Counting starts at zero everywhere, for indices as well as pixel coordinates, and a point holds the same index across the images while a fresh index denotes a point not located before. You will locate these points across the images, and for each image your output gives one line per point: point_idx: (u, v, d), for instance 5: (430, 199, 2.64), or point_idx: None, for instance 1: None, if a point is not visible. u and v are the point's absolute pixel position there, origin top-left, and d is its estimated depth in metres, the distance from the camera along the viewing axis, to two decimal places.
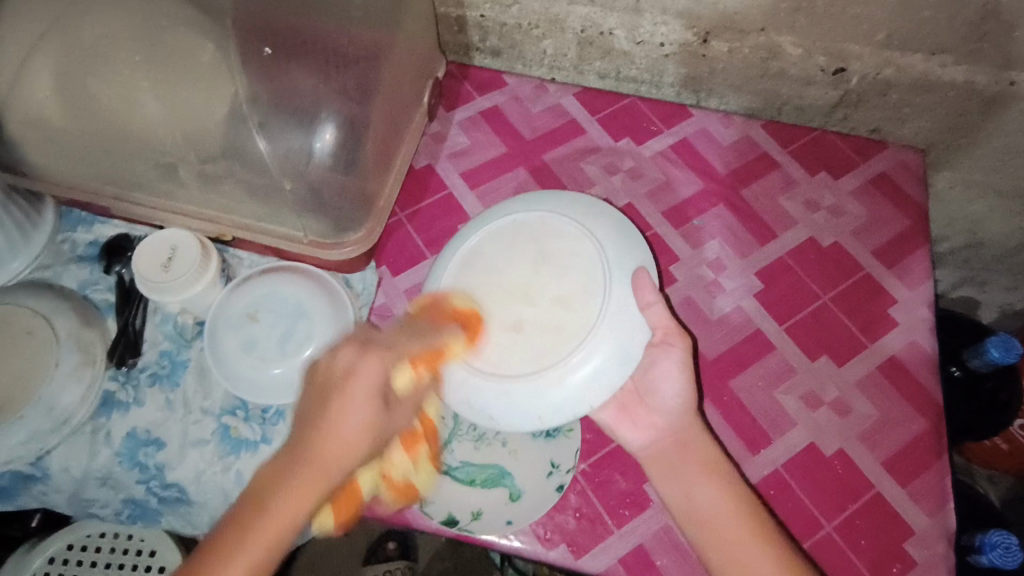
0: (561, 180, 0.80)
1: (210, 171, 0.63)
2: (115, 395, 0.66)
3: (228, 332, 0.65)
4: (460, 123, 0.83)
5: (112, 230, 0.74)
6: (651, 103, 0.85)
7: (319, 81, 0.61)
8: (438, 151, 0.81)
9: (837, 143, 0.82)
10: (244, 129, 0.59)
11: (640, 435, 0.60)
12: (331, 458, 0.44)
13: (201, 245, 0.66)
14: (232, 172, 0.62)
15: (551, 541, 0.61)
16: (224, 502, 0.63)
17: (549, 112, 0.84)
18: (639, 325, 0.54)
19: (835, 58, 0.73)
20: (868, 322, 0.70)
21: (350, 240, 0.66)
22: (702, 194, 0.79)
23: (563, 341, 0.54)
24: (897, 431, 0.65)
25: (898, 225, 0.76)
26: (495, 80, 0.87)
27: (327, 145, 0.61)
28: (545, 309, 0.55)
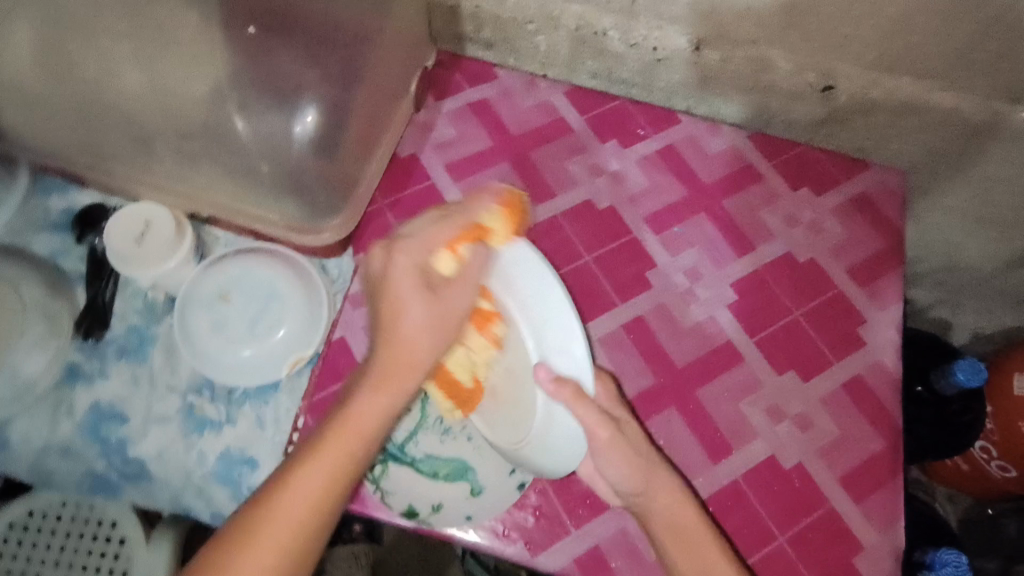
0: (545, 178, 0.79)
1: (188, 148, 0.63)
2: (81, 367, 0.67)
3: (197, 310, 0.66)
4: (448, 113, 0.83)
5: (85, 198, 0.74)
6: (640, 107, 0.85)
7: (305, 64, 0.63)
8: (424, 141, 0.81)
9: (821, 160, 0.82)
10: (225, 111, 0.62)
11: (630, 497, 0.56)
12: (368, 412, 0.49)
13: (175, 221, 0.65)
14: (209, 151, 0.63)
15: (509, 537, 0.61)
16: (184, 482, 0.64)
17: (538, 109, 0.84)
18: (578, 441, 0.58)
19: (824, 75, 0.73)
20: (836, 340, 0.71)
21: (327, 227, 0.66)
22: (684, 202, 0.79)
23: (521, 410, 0.60)
24: (855, 449, 0.66)
25: (874, 246, 0.77)
26: (487, 73, 0.86)
27: (308, 128, 0.63)
28: (510, 406, 0.62)
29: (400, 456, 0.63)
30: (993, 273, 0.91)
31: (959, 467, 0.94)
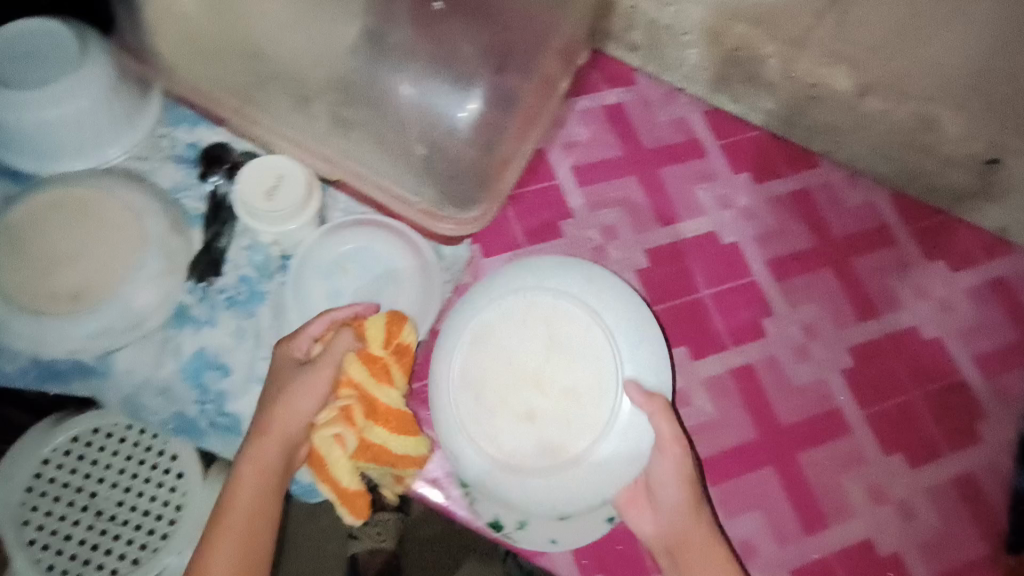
0: (672, 201, 0.77)
1: (347, 115, 0.67)
2: (190, 310, 0.67)
3: (313, 278, 0.66)
4: (581, 113, 0.79)
5: (215, 136, 0.72)
6: (779, 142, 0.80)
7: (472, 41, 0.66)
8: (553, 138, 0.78)
9: (960, 233, 0.77)
10: (396, 80, 0.66)
11: (645, 524, 0.60)
12: (262, 463, 0.55)
13: (308, 180, 0.65)
14: (367, 121, 0.67)
15: (589, 562, 0.65)
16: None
17: (673, 124, 0.80)
18: (647, 431, 0.57)
19: (994, 147, 0.67)
20: (953, 431, 0.69)
21: (458, 220, 0.66)
22: (812, 253, 0.75)
23: (584, 427, 0.56)
24: (953, 547, 0.66)
25: (1005, 336, 0.73)
26: (625, 76, 0.82)
27: (469, 115, 0.66)
28: (554, 401, 0.57)
29: None
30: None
31: None
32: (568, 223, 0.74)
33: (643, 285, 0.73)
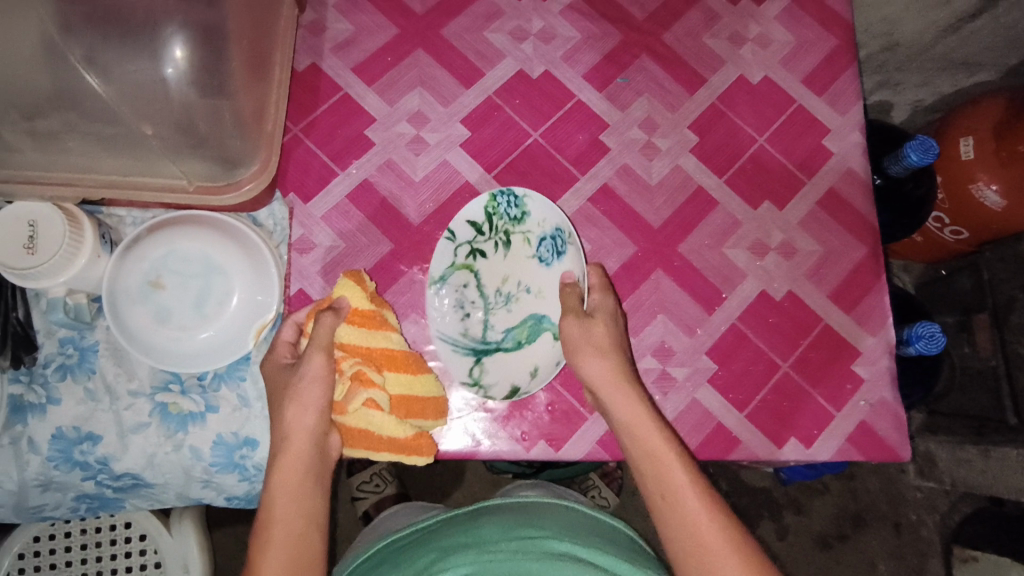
0: (363, 105, 0.69)
1: (43, 127, 0.47)
2: (24, 399, 0.58)
3: (132, 306, 0.58)
4: (336, 6, 0.72)
5: None
6: (411, 18, 0.72)
7: None
8: (321, 46, 0.71)
9: (771, 91, 0.75)
10: (67, 68, 0.46)
11: (579, 449, 0.63)
12: (298, 424, 0.50)
13: (68, 213, 0.55)
14: (71, 125, 0.48)
15: (530, 440, 0.63)
16: (186, 478, 0.60)
17: (339, 51, 0.71)
18: (189, 357, 0.59)
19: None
20: (794, 150, 0.74)
21: (246, 177, 0.56)
22: (622, 46, 0.74)
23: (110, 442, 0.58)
24: (841, 261, 0.71)
25: (838, 140, 0.74)
26: (319, 26, 0.71)
27: (181, 68, 0.49)
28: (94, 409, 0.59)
29: (485, 346, 0.63)
30: (932, 42, 1.01)
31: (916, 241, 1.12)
32: (375, 128, 0.69)
33: (472, 155, 0.69)
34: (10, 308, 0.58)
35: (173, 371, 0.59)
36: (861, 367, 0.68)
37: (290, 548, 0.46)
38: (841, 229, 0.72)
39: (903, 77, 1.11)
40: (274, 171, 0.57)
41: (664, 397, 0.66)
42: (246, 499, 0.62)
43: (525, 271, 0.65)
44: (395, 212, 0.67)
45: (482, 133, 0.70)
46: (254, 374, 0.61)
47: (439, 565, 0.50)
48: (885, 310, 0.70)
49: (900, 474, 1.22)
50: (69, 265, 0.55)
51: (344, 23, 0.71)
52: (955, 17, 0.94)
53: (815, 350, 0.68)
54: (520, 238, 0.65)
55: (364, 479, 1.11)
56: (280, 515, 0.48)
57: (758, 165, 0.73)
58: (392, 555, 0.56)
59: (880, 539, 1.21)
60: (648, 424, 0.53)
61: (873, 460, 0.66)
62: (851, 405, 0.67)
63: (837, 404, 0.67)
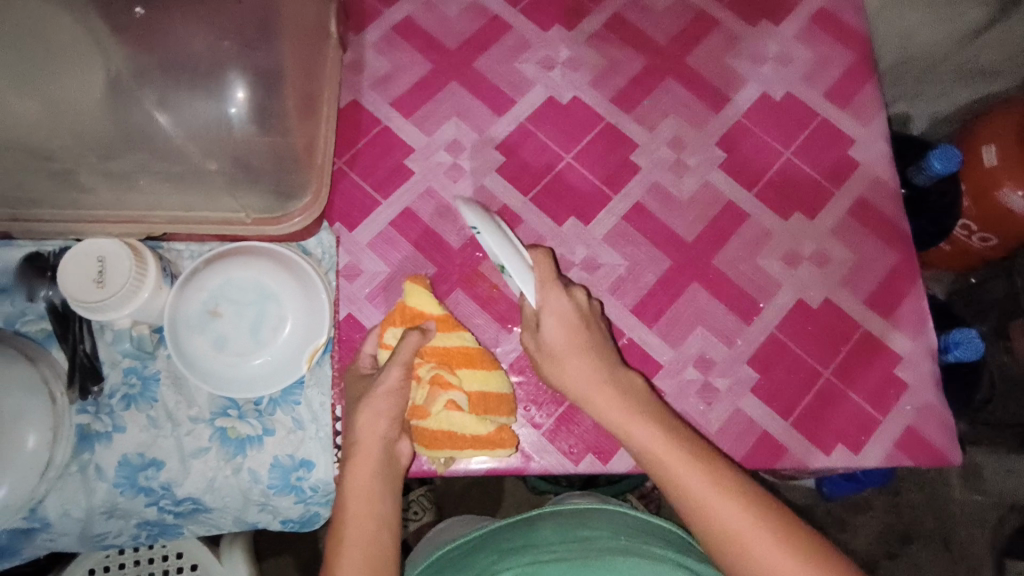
0: (403, 137, 0.73)
1: (117, 168, 0.52)
2: (91, 427, 0.61)
3: (192, 334, 0.60)
4: (374, 45, 0.76)
5: (20, 251, 0.64)
6: (446, 53, 0.76)
7: (213, 36, 0.53)
8: (361, 83, 0.74)
9: (794, 106, 0.77)
10: (139, 110, 0.51)
11: (626, 462, 0.64)
12: (372, 434, 0.52)
13: (133, 248, 0.58)
14: (143, 164, 0.52)
15: (577, 454, 0.64)
16: (244, 501, 0.62)
17: (378, 87, 0.74)
18: (246, 383, 0.61)
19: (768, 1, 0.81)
20: (821, 162, 0.75)
21: (298, 209, 0.58)
22: (647, 69, 0.77)
23: (173, 467, 0.61)
24: (875, 267, 0.72)
25: (863, 151, 0.76)
26: (359, 64, 0.75)
27: (242, 108, 0.53)
28: (157, 435, 0.61)
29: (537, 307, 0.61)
30: (948, 53, 1.03)
31: (944, 249, 1.12)
32: (414, 157, 0.72)
33: (508, 179, 0.72)
34: (77, 341, 0.61)
35: (231, 396, 0.61)
36: (903, 372, 0.68)
37: (366, 549, 0.48)
38: (873, 236, 0.73)
39: (920, 90, 1.13)
40: (323, 203, 0.60)
41: (708, 408, 0.66)
42: (301, 522, 0.64)
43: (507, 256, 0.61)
44: (436, 237, 0.69)
45: (517, 158, 0.73)
46: (308, 398, 0.63)
47: (499, 569, 0.51)
48: (924, 314, 0.70)
49: (945, 487, 1.21)
50: (136, 297, 0.58)
51: (382, 60, 0.75)
52: (970, 28, 0.97)
53: (857, 356, 0.69)
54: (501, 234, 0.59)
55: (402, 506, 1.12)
56: (354, 518, 0.50)
57: (786, 177, 0.75)
58: (453, 564, 0.57)
59: (930, 556, 1.18)
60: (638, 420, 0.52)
61: (923, 465, 0.66)
62: (896, 410, 0.67)
63: (881, 409, 0.67)
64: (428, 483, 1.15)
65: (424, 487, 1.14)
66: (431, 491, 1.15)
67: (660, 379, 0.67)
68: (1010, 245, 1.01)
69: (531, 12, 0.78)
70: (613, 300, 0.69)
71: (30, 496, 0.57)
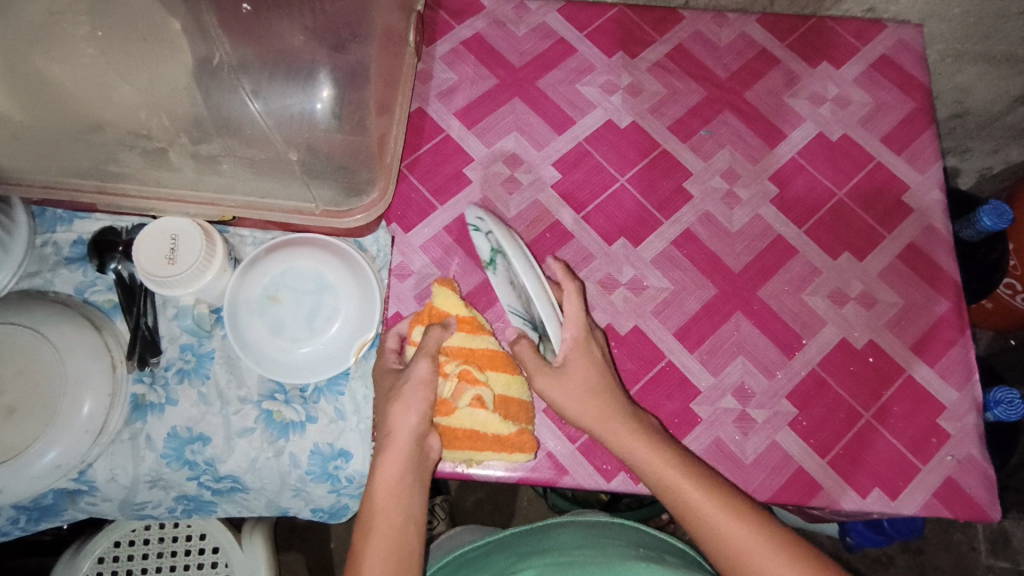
0: (464, 146, 0.75)
1: (205, 151, 0.57)
2: (145, 398, 0.63)
3: (250, 316, 0.63)
4: (443, 57, 0.79)
5: (97, 224, 0.67)
6: (512, 70, 0.79)
7: (309, 36, 0.57)
8: (427, 92, 0.77)
9: (849, 148, 0.78)
10: (236, 98, 0.56)
11: None
12: (400, 427, 0.53)
13: (204, 230, 0.60)
14: (230, 149, 0.57)
15: (610, 471, 0.64)
16: (281, 485, 0.63)
17: (444, 97, 0.77)
18: (295, 369, 0.63)
19: (829, 44, 0.82)
20: (873, 205, 0.76)
21: (361, 206, 0.60)
22: (705, 101, 0.79)
23: (218, 442, 0.63)
24: (921, 314, 0.72)
25: (917, 197, 0.76)
26: (427, 74, 0.78)
27: (328, 104, 0.57)
28: (206, 411, 0.63)
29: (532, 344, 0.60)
30: (1003, 111, 1.03)
31: (987, 306, 1.10)
32: (473, 167, 0.74)
33: (562, 196, 0.74)
34: (141, 315, 0.64)
35: (279, 380, 0.63)
36: (946, 421, 0.68)
37: (391, 541, 0.49)
38: (921, 283, 0.73)
39: (971, 145, 1.13)
40: (388, 200, 0.61)
41: (744, 438, 0.66)
42: (331, 512, 0.66)
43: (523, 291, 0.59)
44: None
45: (572, 176, 0.75)
46: (352, 389, 0.65)
47: (520, 566, 0.52)
48: (970, 365, 0.70)
49: (973, 552, 1.17)
50: (201, 277, 0.60)
51: (449, 73, 0.78)
52: None
53: (898, 401, 0.68)
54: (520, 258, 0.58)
55: None
56: (387, 510, 0.51)
57: (836, 217, 0.75)
58: (472, 563, 0.58)
59: None
60: (646, 446, 0.53)
61: (961, 518, 0.65)
62: (937, 458, 0.66)
63: (921, 456, 0.66)
64: (444, 492, 1.15)
65: (441, 497, 1.14)
66: (446, 502, 1.15)
67: (698, 405, 0.67)
68: None
69: (596, 38, 0.81)
70: (657, 323, 0.70)
71: (82, 459, 0.59)
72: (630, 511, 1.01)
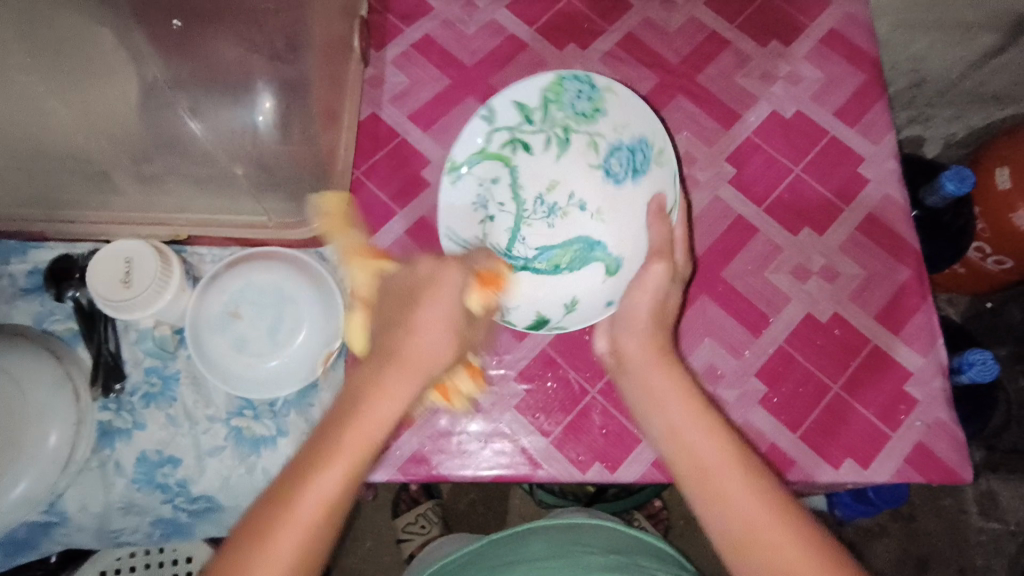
0: (420, 149, 0.75)
1: (148, 171, 0.57)
2: (112, 424, 0.63)
3: (212, 334, 0.62)
4: (394, 62, 0.79)
5: (52, 253, 0.66)
6: (463, 70, 0.79)
7: (243, 49, 0.58)
8: (380, 97, 0.77)
9: (803, 124, 0.78)
10: (173, 116, 0.56)
11: (634, 471, 0.64)
12: (420, 349, 0.44)
13: (158, 251, 0.60)
14: (174, 168, 0.57)
15: (584, 462, 0.64)
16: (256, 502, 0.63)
17: (398, 101, 0.77)
18: (262, 384, 0.63)
19: (778, 22, 0.83)
20: (830, 180, 0.76)
21: (316, 215, 0.62)
22: (659, 88, 0.79)
23: (189, 464, 0.62)
24: (884, 283, 0.72)
25: (873, 167, 0.77)
26: (380, 78, 0.78)
27: (269, 116, 0.59)
28: (175, 433, 0.63)
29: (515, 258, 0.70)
30: (960, 77, 1.04)
31: (958, 272, 1.12)
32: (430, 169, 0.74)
33: None
34: (102, 341, 0.63)
35: (247, 397, 0.63)
36: (914, 388, 0.68)
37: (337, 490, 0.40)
38: (882, 253, 0.73)
39: (931, 114, 1.14)
40: (340, 209, 0.64)
41: None
42: None
43: (587, 181, 0.71)
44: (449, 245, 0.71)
45: None
46: (321, 400, 0.65)
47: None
48: (934, 331, 0.70)
49: (963, 516, 1.18)
50: (159, 298, 0.60)
51: (401, 76, 0.78)
52: (981, 52, 0.97)
53: (867, 370, 0.69)
54: (586, 138, 0.70)
55: (409, 520, 1.11)
56: (368, 417, 0.42)
57: (794, 193, 0.76)
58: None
59: None
60: (676, 399, 0.50)
61: (933, 482, 0.65)
62: (906, 425, 0.67)
63: (891, 424, 0.67)
64: (435, 497, 1.15)
65: (432, 501, 1.14)
66: (438, 506, 1.14)
67: None
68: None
69: (545, 32, 0.81)
70: None
71: (50, 490, 0.58)
72: (617, 500, 1.02)
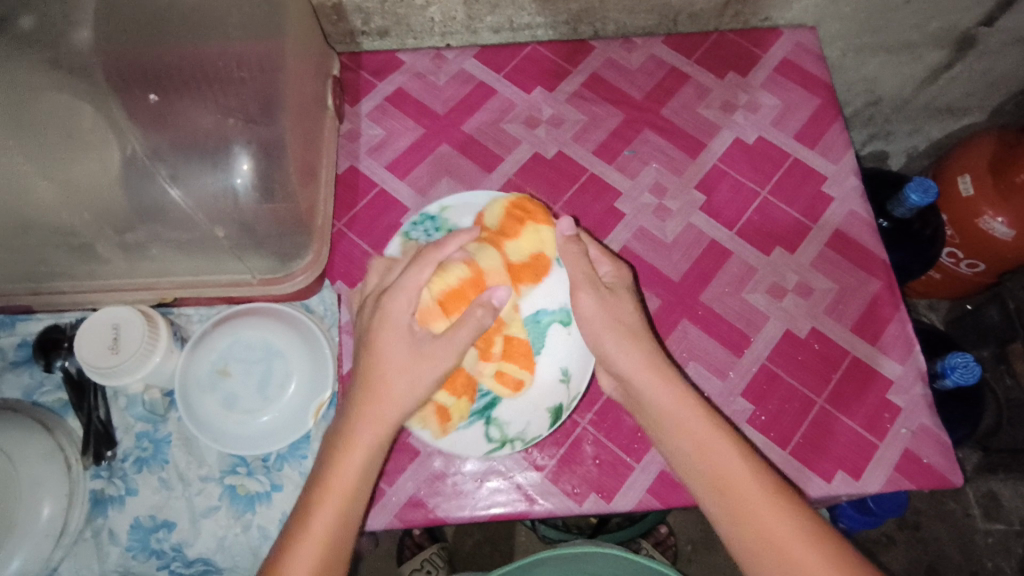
0: (398, 197, 0.77)
1: (132, 239, 0.59)
2: (104, 492, 0.62)
3: (201, 394, 0.63)
4: (369, 115, 0.81)
5: (39, 324, 0.67)
6: (436, 119, 0.81)
7: (218, 114, 0.60)
8: (357, 150, 0.79)
9: (766, 148, 0.82)
10: (154, 184, 0.57)
11: (631, 499, 0.64)
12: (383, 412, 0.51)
13: (146, 315, 0.61)
14: (157, 235, 0.59)
15: (581, 494, 0.64)
16: (254, 561, 0.62)
17: (375, 151, 0.79)
18: (254, 441, 0.63)
19: (733, 54, 0.87)
20: (797, 200, 0.79)
21: (300, 268, 0.65)
22: (626, 123, 0.82)
23: (184, 526, 0.62)
24: (858, 295, 0.74)
25: (835, 184, 0.80)
26: (357, 132, 0.80)
27: (248, 178, 0.60)
28: (168, 496, 0.63)
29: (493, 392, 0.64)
30: (912, 92, 1.08)
31: (934, 278, 1.15)
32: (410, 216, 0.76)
33: None
34: (92, 409, 0.64)
35: (240, 454, 0.63)
36: (897, 396, 0.70)
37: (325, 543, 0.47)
38: (854, 267, 0.76)
39: (891, 129, 1.19)
40: (323, 260, 0.67)
41: None
42: None
43: None
44: None
45: None
46: (314, 451, 0.65)
47: None
48: (911, 338, 0.72)
49: (967, 519, 1.18)
50: (147, 362, 0.60)
51: (377, 129, 0.80)
52: (929, 69, 1.02)
53: (849, 380, 0.70)
54: None
55: (415, 566, 1.08)
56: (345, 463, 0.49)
57: (763, 215, 0.78)
58: None
59: None
60: (724, 454, 0.52)
61: (925, 487, 0.66)
62: (893, 433, 0.68)
63: (877, 433, 0.68)
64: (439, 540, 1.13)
65: (437, 545, 1.12)
66: (443, 550, 1.12)
67: None
68: (997, 270, 1.04)
69: (513, 77, 0.84)
70: None
71: (45, 564, 0.58)
72: (621, 529, 1.01)
